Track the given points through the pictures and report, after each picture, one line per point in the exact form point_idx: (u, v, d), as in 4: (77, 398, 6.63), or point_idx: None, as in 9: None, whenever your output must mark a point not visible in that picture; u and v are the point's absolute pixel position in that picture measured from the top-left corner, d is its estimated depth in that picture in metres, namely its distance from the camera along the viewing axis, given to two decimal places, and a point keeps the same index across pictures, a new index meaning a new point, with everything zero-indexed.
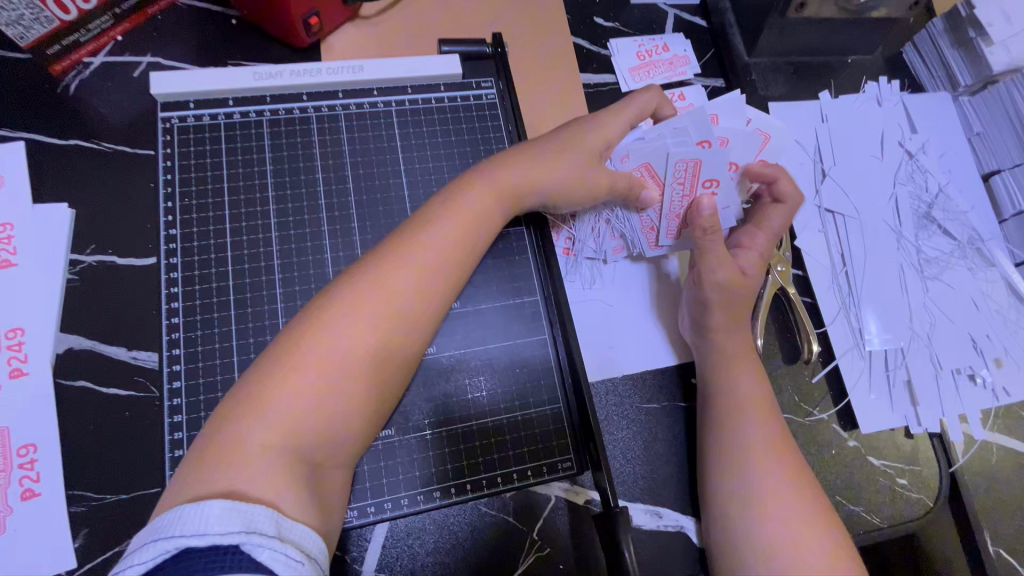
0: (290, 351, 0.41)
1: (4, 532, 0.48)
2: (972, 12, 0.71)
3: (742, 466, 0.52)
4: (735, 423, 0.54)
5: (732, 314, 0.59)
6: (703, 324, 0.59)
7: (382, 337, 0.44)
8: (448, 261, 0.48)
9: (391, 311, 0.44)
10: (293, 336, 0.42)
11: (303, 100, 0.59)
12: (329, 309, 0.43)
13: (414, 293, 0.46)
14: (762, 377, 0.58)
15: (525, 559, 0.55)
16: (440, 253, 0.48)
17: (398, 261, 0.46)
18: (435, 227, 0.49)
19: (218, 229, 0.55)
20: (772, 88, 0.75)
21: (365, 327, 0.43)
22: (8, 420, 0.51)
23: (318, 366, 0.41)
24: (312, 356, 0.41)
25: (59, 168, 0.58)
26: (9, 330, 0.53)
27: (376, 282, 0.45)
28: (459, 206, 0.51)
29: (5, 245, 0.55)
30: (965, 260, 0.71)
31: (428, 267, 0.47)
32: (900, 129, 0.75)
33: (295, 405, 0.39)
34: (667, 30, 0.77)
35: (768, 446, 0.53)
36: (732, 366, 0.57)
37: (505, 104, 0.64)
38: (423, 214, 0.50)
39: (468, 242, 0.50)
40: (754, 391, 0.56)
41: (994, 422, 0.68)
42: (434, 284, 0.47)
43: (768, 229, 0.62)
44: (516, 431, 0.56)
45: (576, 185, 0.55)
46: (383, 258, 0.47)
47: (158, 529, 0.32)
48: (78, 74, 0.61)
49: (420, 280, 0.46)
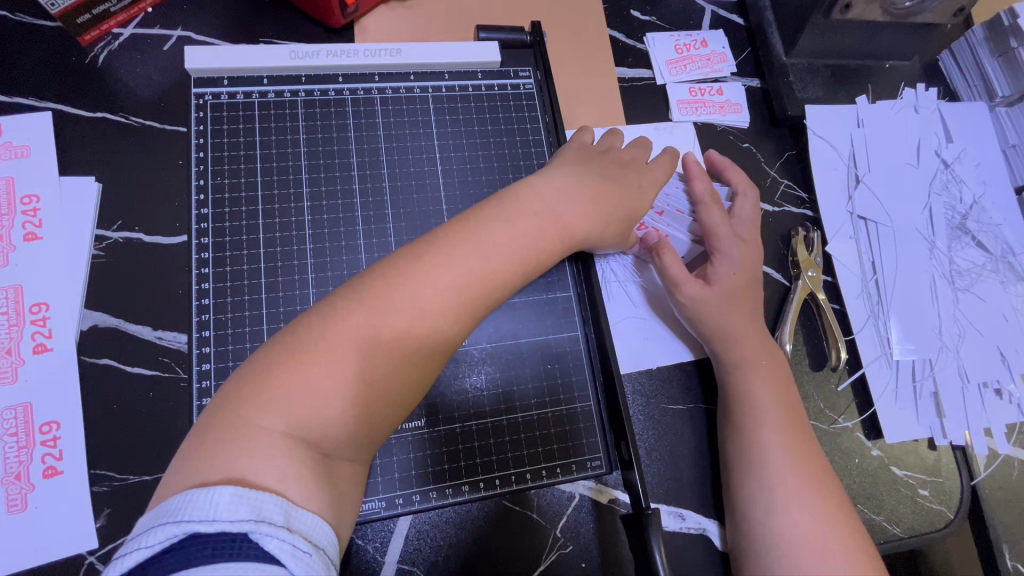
0: (311, 334, 0.38)
1: (26, 509, 0.48)
2: (1016, 21, 0.70)
3: (762, 474, 0.51)
4: (754, 429, 0.54)
5: (751, 322, 0.58)
6: (726, 330, 0.57)
7: (404, 341, 0.39)
8: (486, 277, 0.43)
9: (417, 317, 0.40)
10: (315, 318, 0.38)
11: (338, 82, 0.58)
12: (352, 306, 0.39)
13: (444, 298, 0.41)
14: (783, 384, 0.56)
15: (547, 556, 0.55)
16: (479, 268, 0.42)
17: (436, 261, 0.41)
18: (486, 238, 0.44)
19: (251, 210, 0.53)
20: (808, 90, 0.72)
21: (385, 323, 0.39)
22: (31, 396, 0.50)
23: (333, 362, 0.37)
24: (331, 346, 0.37)
25: (87, 140, 0.57)
26: (34, 305, 0.52)
27: (406, 277, 0.40)
28: (512, 215, 0.46)
29: (31, 217, 0.54)
30: (996, 273, 0.70)
31: (465, 280, 0.42)
32: (937, 138, 0.74)
33: (305, 399, 0.36)
34: (704, 27, 0.76)
35: (789, 456, 0.52)
36: (753, 370, 0.56)
37: (542, 94, 0.62)
38: (466, 218, 0.45)
39: (512, 268, 0.44)
40: (774, 397, 0.55)
41: (1018, 437, 0.67)
42: (469, 302, 0.42)
43: (723, 233, 0.59)
44: (547, 428, 0.55)
45: (610, 199, 0.52)
46: (422, 254, 0.42)
47: (165, 512, 0.31)
48: (107, 45, 0.60)
49: (448, 285, 0.41)
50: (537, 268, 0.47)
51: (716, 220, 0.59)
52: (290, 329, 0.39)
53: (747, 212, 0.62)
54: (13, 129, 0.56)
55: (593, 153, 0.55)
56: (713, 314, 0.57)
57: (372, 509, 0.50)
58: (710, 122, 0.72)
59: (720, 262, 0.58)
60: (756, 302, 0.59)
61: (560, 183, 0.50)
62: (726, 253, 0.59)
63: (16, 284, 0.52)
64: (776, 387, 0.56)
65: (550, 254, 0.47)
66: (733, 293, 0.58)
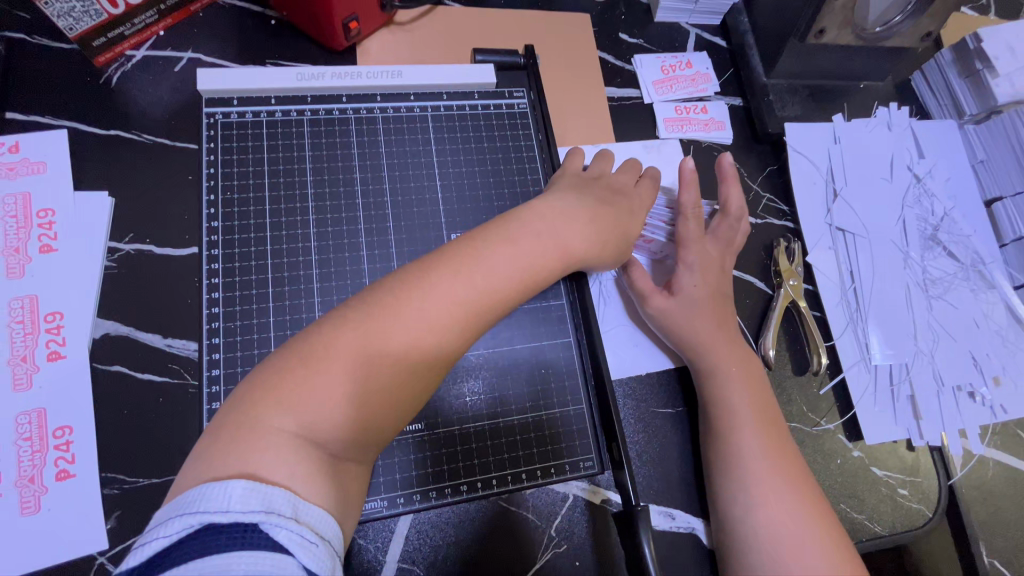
0: (319, 341, 0.40)
1: (38, 512, 0.49)
2: (980, 45, 0.74)
3: (739, 474, 0.54)
4: (728, 432, 0.56)
5: (727, 327, 0.62)
6: (702, 337, 0.60)
7: (406, 347, 0.42)
8: (484, 296, 0.45)
9: (420, 325, 0.42)
10: (324, 327, 0.41)
11: (342, 102, 0.61)
12: (360, 315, 0.41)
13: (446, 305, 0.43)
14: (757, 388, 0.59)
15: (543, 555, 0.57)
16: (483, 285, 0.45)
17: (442, 278, 0.44)
18: (485, 257, 0.46)
19: (259, 224, 0.56)
20: (787, 109, 0.76)
21: (390, 333, 0.41)
22: (44, 402, 0.52)
23: (340, 367, 0.39)
24: (339, 352, 0.40)
25: (101, 157, 0.60)
26: (48, 314, 0.54)
27: (408, 290, 0.43)
28: (515, 241, 0.48)
29: (46, 230, 0.56)
30: (967, 281, 0.74)
31: (469, 295, 0.44)
32: (909, 154, 0.78)
33: (316, 402, 0.38)
34: (688, 49, 0.80)
35: (765, 455, 0.54)
36: (727, 375, 0.59)
37: (536, 113, 0.66)
38: (469, 238, 0.48)
39: (511, 287, 0.47)
40: (748, 401, 0.58)
41: (992, 438, 0.71)
42: (471, 317, 0.44)
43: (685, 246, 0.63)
44: (541, 431, 0.57)
45: (602, 210, 0.55)
46: (421, 272, 0.44)
47: (181, 505, 0.33)
48: (120, 66, 0.63)
49: (447, 295, 0.43)
50: (539, 287, 0.49)
51: (692, 232, 0.63)
52: (301, 336, 0.41)
53: (721, 232, 0.65)
54: (29, 146, 0.58)
55: (594, 168, 0.61)
56: (687, 322, 0.61)
57: (374, 509, 0.52)
58: (695, 138, 0.75)
59: (684, 273, 0.62)
60: (726, 311, 0.63)
61: (552, 200, 0.53)
62: (691, 264, 0.62)
63: (31, 294, 0.54)
64: (749, 391, 0.58)
65: (549, 274, 0.50)
66: (701, 300, 0.61)
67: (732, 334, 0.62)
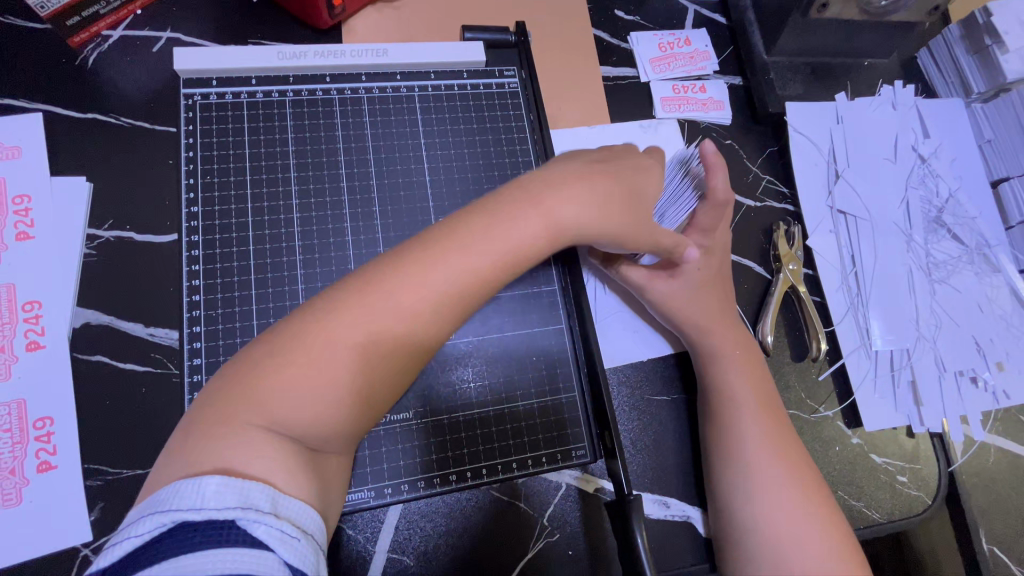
0: (294, 334, 0.38)
1: (19, 503, 0.49)
2: (989, 20, 0.72)
3: (739, 462, 0.53)
4: (729, 420, 0.55)
5: (724, 313, 0.60)
6: (698, 322, 0.59)
7: (386, 337, 0.39)
8: (467, 283, 0.42)
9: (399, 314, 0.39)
10: (301, 319, 0.39)
11: (326, 82, 0.59)
12: (339, 308, 0.39)
13: (424, 292, 0.40)
14: (759, 377, 0.58)
15: (535, 545, 0.56)
16: (463, 265, 0.42)
17: (427, 265, 0.41)
18: (470, 240, 0.42)
19: (241, 209, 0.54)
20: (789, 88, 0.74)
21: (370, 323, 0.39)
22: (24, 392, 0.51)
23: (318, 363, 0.37)
24: (316, 347, 0.37)
25: (78, 141, 0.58)
26: (26, 303, 0.53)
27: (388, 280, 0.40)
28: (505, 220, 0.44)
29: (22, 217, 0.55)
30: (972, 265, 0.72)
31: (454, 286, 0.41)
32: (914, 134, 0.76)
33: (292, 399, 0.36)
34: (687, 25, 0.77)
35: (766, 444, 0.53)
36: (727, 364, 0.58)
37: (527, 93, 0.63)
38: (452, 219, 0.44)
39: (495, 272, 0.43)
40: (750, 390, 0.56)
41: (993, 424, 0.69)
42: (458, 306, 0.42)
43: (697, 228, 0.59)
44: (533, 418, 0.56)
45: None
46: (404, 259, 0.41)
47: (154, 503, 0.32)
48: (97, 47, 0.61)
49: (429, 283, 0.40)
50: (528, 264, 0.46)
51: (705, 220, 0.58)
52: (279, 327, 0.39)
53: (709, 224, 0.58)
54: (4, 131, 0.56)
55: None
56: (686, 307, 0.59)
57: (361, 499, 0.51)
58: (692, 119, 0.73)
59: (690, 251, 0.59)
60: (722, 295, 0.61)
61: None
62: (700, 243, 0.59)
63: (8, 282, 0.53)
64: (751, 380, 0.57)
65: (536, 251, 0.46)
66: (698, 282, 0.59)
67: (726, 318, 0.60)
